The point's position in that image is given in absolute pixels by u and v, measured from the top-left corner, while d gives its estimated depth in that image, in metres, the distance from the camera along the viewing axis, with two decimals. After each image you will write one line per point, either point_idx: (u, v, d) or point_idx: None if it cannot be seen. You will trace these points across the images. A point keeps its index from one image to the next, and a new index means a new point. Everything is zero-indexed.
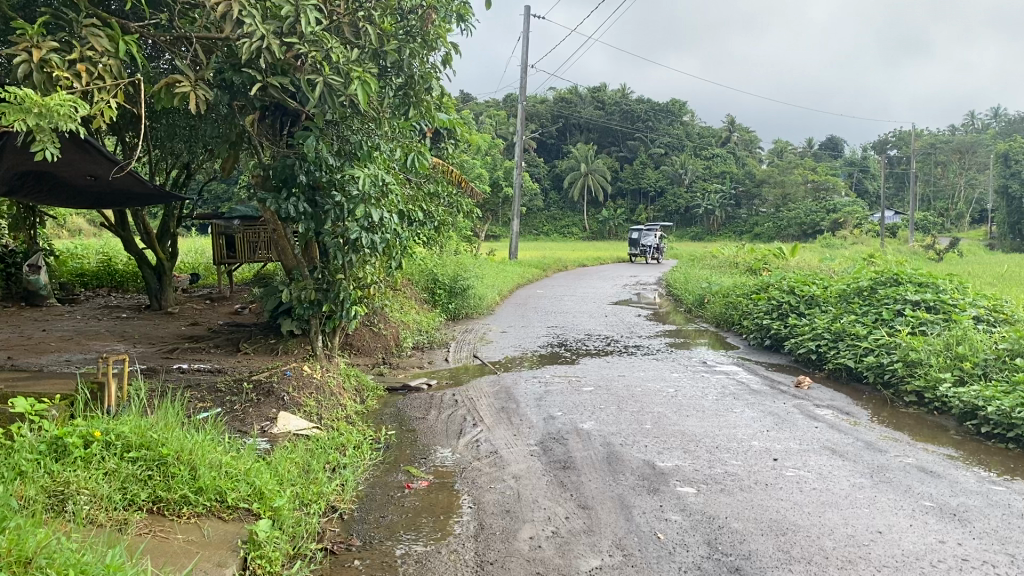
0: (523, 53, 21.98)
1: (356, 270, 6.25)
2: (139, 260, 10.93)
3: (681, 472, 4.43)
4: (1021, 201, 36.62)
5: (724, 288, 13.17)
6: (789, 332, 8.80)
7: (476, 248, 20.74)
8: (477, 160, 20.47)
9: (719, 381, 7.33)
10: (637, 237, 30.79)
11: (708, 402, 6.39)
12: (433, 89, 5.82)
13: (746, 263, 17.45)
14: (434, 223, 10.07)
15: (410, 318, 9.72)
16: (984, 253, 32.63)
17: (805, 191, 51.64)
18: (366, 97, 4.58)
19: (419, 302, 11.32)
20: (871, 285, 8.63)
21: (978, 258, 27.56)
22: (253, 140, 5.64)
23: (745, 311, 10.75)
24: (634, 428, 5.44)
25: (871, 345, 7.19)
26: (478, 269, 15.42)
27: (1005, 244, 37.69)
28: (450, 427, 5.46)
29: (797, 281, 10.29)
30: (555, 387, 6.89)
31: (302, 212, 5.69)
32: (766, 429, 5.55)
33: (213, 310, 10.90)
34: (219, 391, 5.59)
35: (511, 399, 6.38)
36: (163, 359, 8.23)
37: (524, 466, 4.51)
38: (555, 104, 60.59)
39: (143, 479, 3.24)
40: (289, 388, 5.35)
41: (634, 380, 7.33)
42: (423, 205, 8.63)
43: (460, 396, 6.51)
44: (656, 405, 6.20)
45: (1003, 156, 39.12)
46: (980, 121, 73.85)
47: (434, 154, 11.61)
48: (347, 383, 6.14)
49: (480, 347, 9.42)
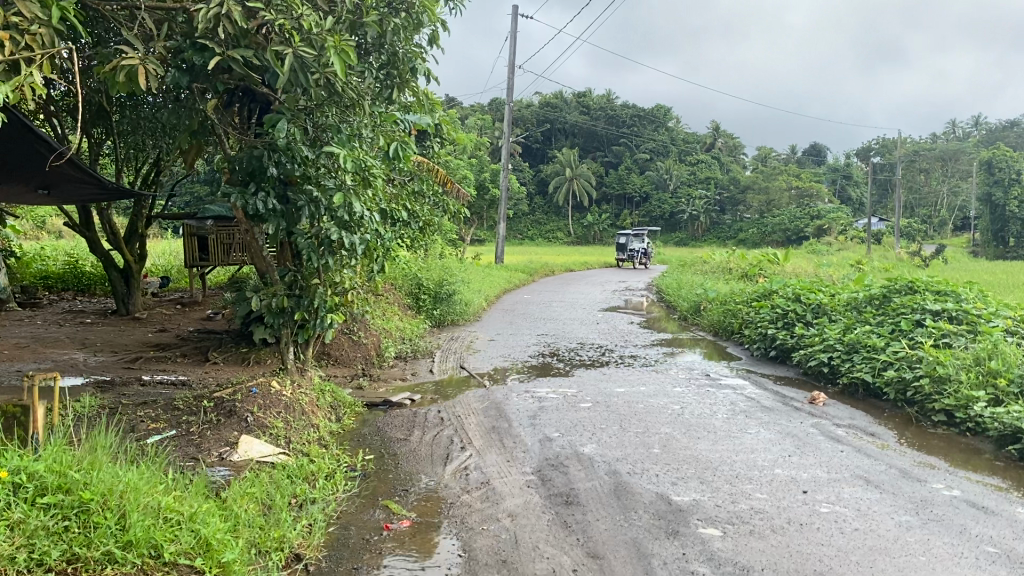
0: (510, 52, 21.45)
1: (333, 274, 5.64)
2: (104, 262, 10.27)
3: (701, 509, 3.86)
4: (1004, 208, 36.36)
5: (721, 294, 12.62)
6: (797, 342, 8.26)
7: (460, 251, 20.17)
8: (462, 162, 19.86)
9: (727, 396, 6.77)
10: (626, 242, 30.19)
11: (718, 422, 5.81)
12: (418, 73, 5.25)
13: (739, 269, 16.89)
14: (418, 225, 9.47)
15: (392, 325, 9.12)
16: (969, 261, 32.33)
17: (789, 197, 51.32)
18: (342, 72, 4.05)
19: (402, 308, 10.71)
20: (884, 294, 8.11)
21: (970, 266, 27.15)
22: (216, 129, 5.04)
23: (746, 320, 10.23)
24: (641, 453, 4.87)
25: (890, 359, 6.66)
26: (463, 274, 14.81)
27: (989, 251, 37.40)
28: (435, 450, 4.86)
29: (802, 287, 9.77)
30: (550, 403, 6.30)
31: (271, 209, 5.08)
32: (788, 454, 4.99)
33: (182, 316, 10.26)
34: (175, 410, 4.96)
35: (502, 417, 5.80)
36: (125, 369, 7.60)
37: (521, 501, 3.92)
38: (540, 108, 60.13)
39: (56, 532, 2.61)
40: (253, 407, 4.74)
41: (634, 395, 6.75)
42: (407, 205, 8.03)
43: (447, 413, 5.91)
44: (662, 425, 5.63)
45: (986, 164, 38.87)
46: (962, 129, 74.02)
47: (419, 152, 11.04)
48: (320, 399, 5.52)
49: (467, 357, 8.84)
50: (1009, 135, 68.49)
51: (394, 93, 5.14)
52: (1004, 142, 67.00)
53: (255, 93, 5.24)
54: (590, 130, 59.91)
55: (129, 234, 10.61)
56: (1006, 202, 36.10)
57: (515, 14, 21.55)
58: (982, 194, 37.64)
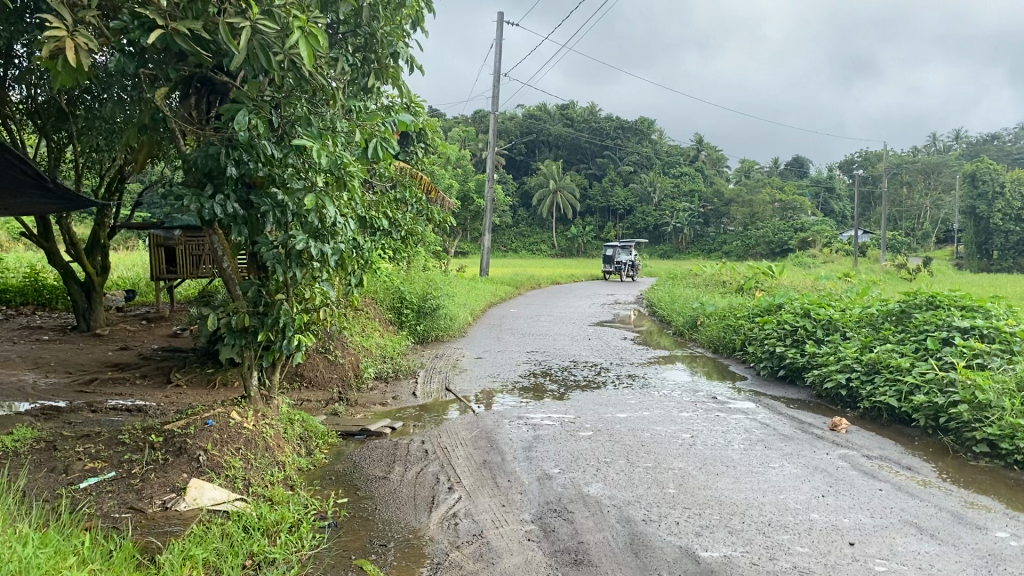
0: (497, 60, 20.93)
1: (303, 289, 4.95)
2: (63, 275, 9.58)
3: (735, 570, 3.24)
4: (987, 221, 35.96)
5: (719, 308, 12.04)
6: (809, 362, 7.68)
7: (445, 263, 19.57)
8: (447, 170, 19.23)
9: (740, 423, 6.17)
10: (613, 254, 29.66)
11: (735, 454, 5.19)
12: (402, 60, 4.68)
13: (734, 282, 16.29)
14: (401, 235, 8.84)
15: (372, 342, 8.49)
16: (955, 273, 31.87)
17: (772, 210, 50.88)
18: (309, 55, 3.44)
19: (383, 324, 10.05)
20: (903, 309, 7.54)
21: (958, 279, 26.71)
22: (169, 124, 4.41)
23: (749, 336, 9.66)
24: (655, 494, 4.26)
25: (918, 381, 6.09)
26: (448, 287, 14.17)
27: (973, 264, 37.08)
28: (419, 493, 4.23)
29: (810, 301, 9.20)
30: (546, 432, 5.67)
31: (230, 213, 4.43)
32: (822, 494, 4.38)
33: (148, 333, 9.59)
34: (119, 447, 4.30)
35: (494, 450, 5.16)
36: (77, 392, 6.92)
37: (521, 561, 3.29)
38: (524, 119, 59.73)
39: None
40: (206, 444, 4.09)
41: (638, 421, 6.13)
42: (388, 213, 7.41)
43: (432, 445, 5.27)
44: (674, 457, 5.02)
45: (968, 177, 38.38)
46: (945, 142, 74.11)
47: (402, 157, 10.43)
48: (288, 431, 4.87)
49: (453, 377, 8.21)
50: (993, 149, 68.45)
51: (371, 80, 4.52)
52: (987, 155, 66.92)
53: (215, 82, 4.62)
54: (575, 142, 59.50)
55: (89, 245, 9.98)
56: (989, 215, 35.73)
57: (501, 20, 21.00)
58: (966, 207, 37.26)
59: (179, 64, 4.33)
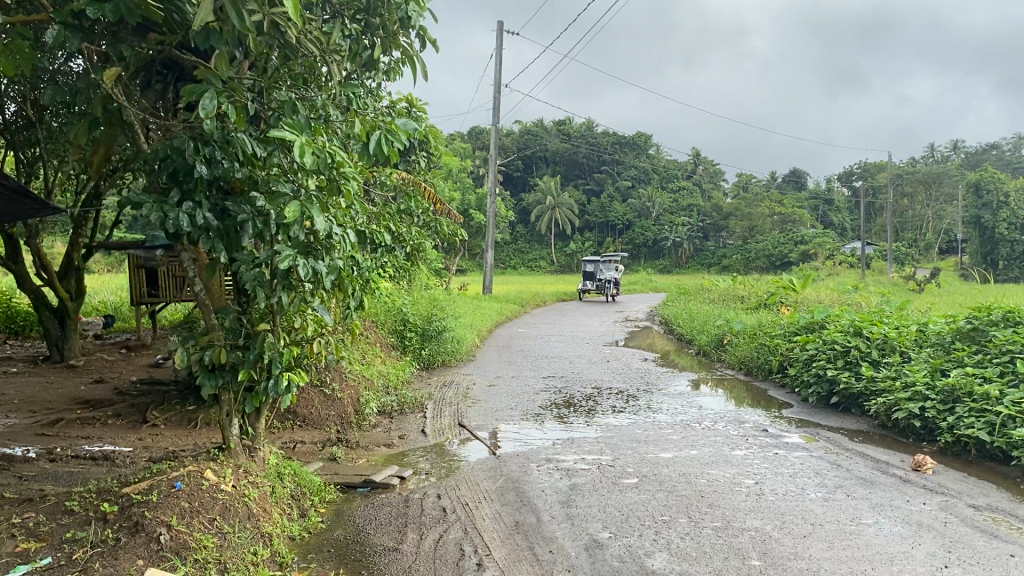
0: (498, 71, 20.17)
1: (294, 316, 3.98)
2: (34, 300, 8.70)
3: None
4: (992, 231, 34.93)
5: (747, 326, 11.17)
6: (868, 388, 6.83)
7: (447, 282, 18.76)
8: (448, 185, 18.48)
9: (806, 463, 5.31)
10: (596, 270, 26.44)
11: (815, 507, 4.32)
12: (415, 34, 3.84)
13: (755, 298, 15.42)
14: (406, 251, 8.01)
15: (373, 371, 7.64)
16: (962, 284, 30.90)
17: (774, 223, 49.62)
18: (293, 9, 2.55)
19: (386, 349, 9.18)
20: (974, 326, 6.68)
21: (968, 288, 25.82)
22: (125, 115, 3.55)
23: (788, 357, 8.82)
24: (736, 569, 3.38)
25: (1013, 412, 5.24)
26: (453, 307, 13.34)
27: (978, 275, 36.16)
28: (441, 571, 3.36)
29: (857, 318, 8.35)
30: (583, 481, 4.79)
31: (202, 225, 3.52)
32: (945, 563, 3.51)
33: (127, 363, 8.73)
34: (64, 519, 3.43)
35: (527, 506, 4.28)
36: (37, 436, 6.03)
37: None
38: (522, 136, 59.20)
39: None
40: (169, 518, 3.21)
41: (686, 464, 5.26)
42: (393, 229, 6.58)
43: (450, 500, 4.40)
44: (744, 514, 4.16)
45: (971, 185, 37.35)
46: (943, 152, 73.33)
47: (404, 167, 9.62)
48: (276, 490, 3.99)
49: (467, 409, 7.35)
50: (994, 159, 67.53)
51: (374, 54, 3.66)
52: (989, 164, 66.01)
53: (182, 64, 3.76)
54: (573, 157, 58.84)
55: (63, 269, 9.09)
56: (994, 224, 34.71)
57: (501, 30, 20.26)
58: (968, 216, 36.38)
59: (138, 40, 3.49)
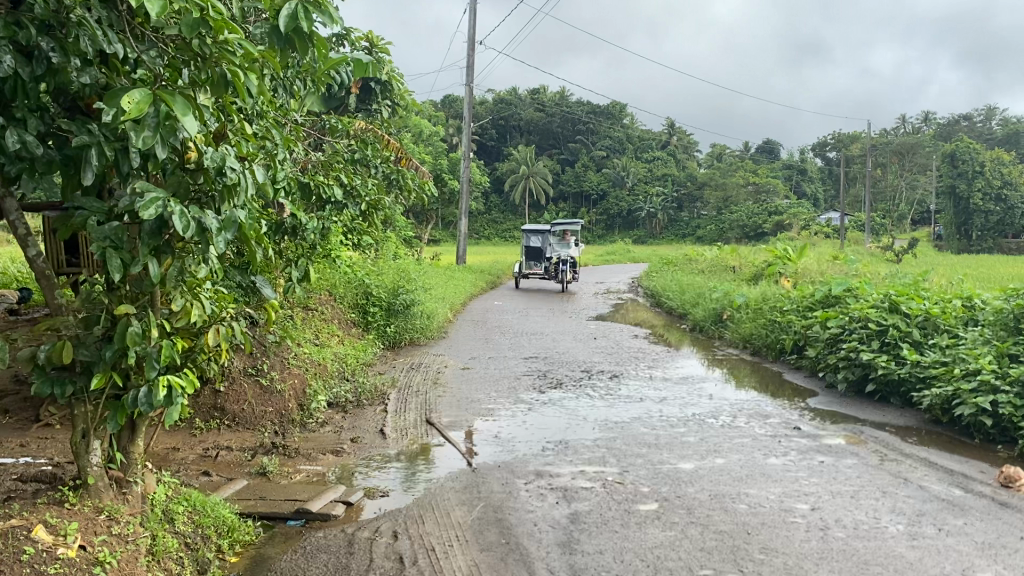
0: (471, 27, 18.79)
1: (180, 295, 2.71)
2: None
3: None
4: (967, 203, 33.89)
5: (750, 300, 10.02)
6: (916, 377, 5.71)
7: (418, 253, 17.48)
8: (418, 147, 17.12)
9: (867, 478, 4.17)
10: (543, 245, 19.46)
11: (905, 552, 3.17)
12: None
13: (749, 270, 14.23)
14: (365, 211, 6.77)
15: (327, 354, 6.43)
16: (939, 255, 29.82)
17: (745, 195, 48.20)
18: None
19: (344, 328, 7.93)
20: None
21: (948, 258, 24.68)
22: None
23: (807, 337, 7.70)
24: None
25: None
26: (423, 278, 12.10)
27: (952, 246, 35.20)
28: None
29: (887, 291, 7.22)
30: (588, 508, 3.63)
31: (21, 154, 2.25)
32: None
33: None
34: None
35: (514, 555, 3.11)
36: None
37: None
38: (495, 103, 57.62)
39: None
40: None
41: (717, 480, 4.11)
42: (343, 188, 5.32)
43: (410, 544, 3.22)
44: (814, 566, 3.00)
45: (947, 155, 36.27)
46: (915, 123, 72.42)
47: (364, 118, 8.34)
48: (160, 543, 2.78)
49: (435, 399, 6.17)
50: (969, 129, 66.31)
51: None
52: (966, 134, 65.13)
53: None
54: (547, 125, 57.38)
55: None
56: (969, 195, 33.69)
57: None
58: (944, 187, 35.27)
59: None
